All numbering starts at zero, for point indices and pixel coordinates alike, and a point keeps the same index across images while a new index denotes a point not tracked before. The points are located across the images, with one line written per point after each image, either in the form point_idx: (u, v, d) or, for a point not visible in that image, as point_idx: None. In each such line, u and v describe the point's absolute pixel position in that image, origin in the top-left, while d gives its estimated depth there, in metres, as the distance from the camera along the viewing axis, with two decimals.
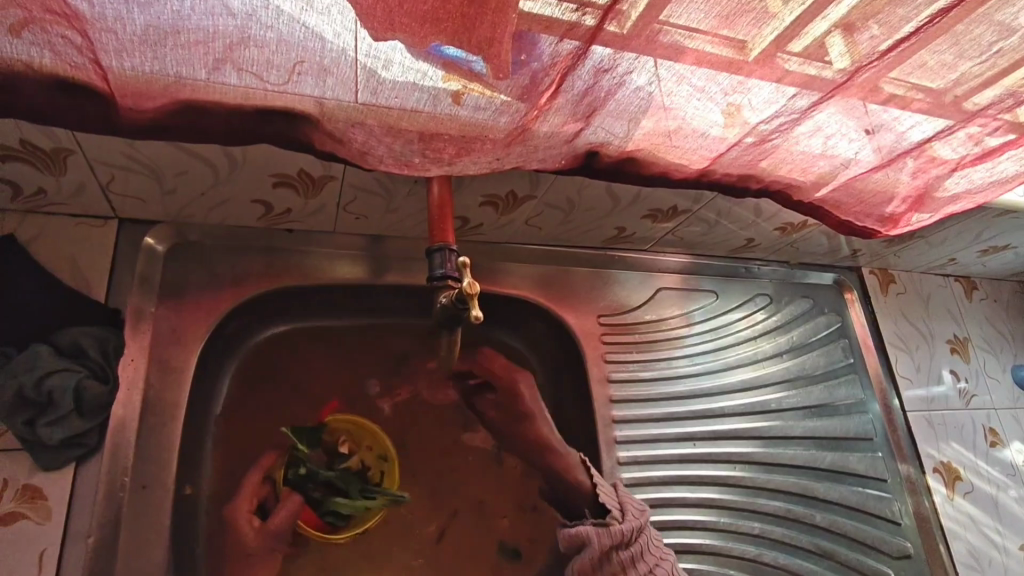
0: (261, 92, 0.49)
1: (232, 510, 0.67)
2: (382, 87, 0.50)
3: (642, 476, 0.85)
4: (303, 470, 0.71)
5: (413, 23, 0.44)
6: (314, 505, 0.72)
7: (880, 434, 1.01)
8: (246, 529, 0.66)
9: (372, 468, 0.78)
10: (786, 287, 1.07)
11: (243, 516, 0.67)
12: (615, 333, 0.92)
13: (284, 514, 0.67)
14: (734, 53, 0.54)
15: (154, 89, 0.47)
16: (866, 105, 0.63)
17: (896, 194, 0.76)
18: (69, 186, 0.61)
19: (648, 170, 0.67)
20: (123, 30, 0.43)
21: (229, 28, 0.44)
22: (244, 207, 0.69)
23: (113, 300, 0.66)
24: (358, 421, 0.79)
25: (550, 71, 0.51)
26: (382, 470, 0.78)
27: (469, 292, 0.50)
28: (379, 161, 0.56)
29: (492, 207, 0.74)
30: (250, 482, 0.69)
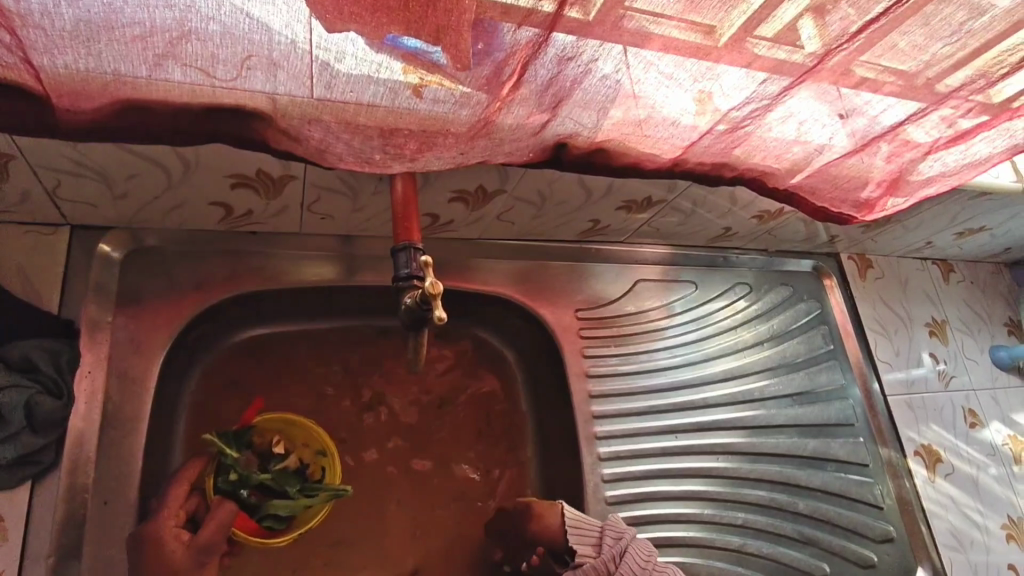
0: (208, 89, 0.47)
1: (155, 527, 0.58)
2: (336, 81, 0.48)
3: (624, 470, 0.84)
4: (233, 475, 0.65)
5: (365, 13, 0.42)
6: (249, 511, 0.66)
7: (861, 419, 1.01)
8: (173, 545, 0.58)
9: (311, 465, 0.73)
10: (765, 275, 1.06)
11: (168, 532, 0.59)
12: (593, 327, 0.91)
13: (214, 526, 0.60)
14: (702, 38, 0.52)
15: (92, 88, 0.44)
16: (839, 89, 0.62)
17: (871, 178, 0.75)
18: (12, 192, 0.58)
19: (621, 160, 0.65)
20: (51, 26, 0.40)
21: (167, 22, 0.42)
22: (203, 210, 0.66)
23: (67, 310, 0.63)
24: (290, 418, 0.74)
25: (511, 61, 0.49)
26: (322, 466, 0.73)
27: (432, 292, 0.48)
28: (339, 158, 0.54)
29: (462, 203, 0.72)
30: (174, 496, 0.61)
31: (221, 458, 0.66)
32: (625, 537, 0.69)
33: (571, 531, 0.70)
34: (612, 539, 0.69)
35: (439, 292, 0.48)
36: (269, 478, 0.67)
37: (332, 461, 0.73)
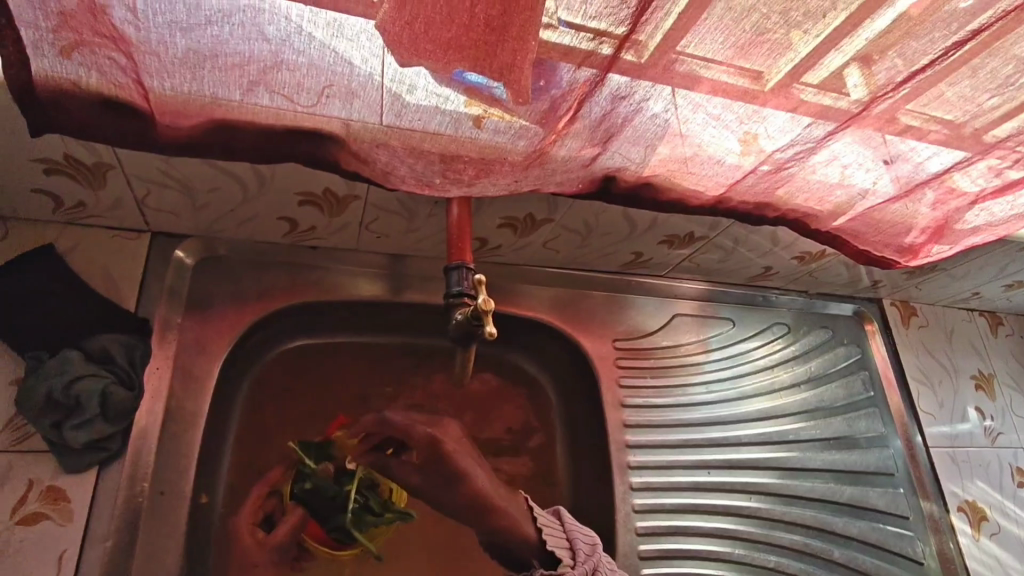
0: (291, 113, 0.52)
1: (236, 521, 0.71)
2: (406, 110, 0.52)
3: (655, 502, 0.84)
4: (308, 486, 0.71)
5: (437, 50, 0.45)
6: (319, 520, 0.71)
7: (902, 470, 0.99)
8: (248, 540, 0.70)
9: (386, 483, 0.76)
10: (805, 317, 1.06)
11: (246, 529, 0.70)
12: (630, 358, 0.92)
13: (285, 528, 0.70)
14: (749, 83, 0.55)
15: (191, 108, 0.49)
16: (883, 136, 0.63)
17: (916, 224, 0.76)
18: (106, 199, 0.64)
19: (666, 195, 0.68)
20: (165, 52, 0.45)
21: (263, 53, 0.47)
22: (271, 223, 0.72)
23: (142, 309, 0.68)
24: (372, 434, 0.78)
25: (569, 97, 0.52)
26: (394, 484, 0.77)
27: (484, 308, 0.50)
28: (401, 180, 0.58)
29: (510, 229, 0.76)
30: (255, 494, 0.72)
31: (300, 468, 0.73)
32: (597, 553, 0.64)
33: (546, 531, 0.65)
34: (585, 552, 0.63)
35: (491, 309, 0.50)
36: (344, 493, 0.72)
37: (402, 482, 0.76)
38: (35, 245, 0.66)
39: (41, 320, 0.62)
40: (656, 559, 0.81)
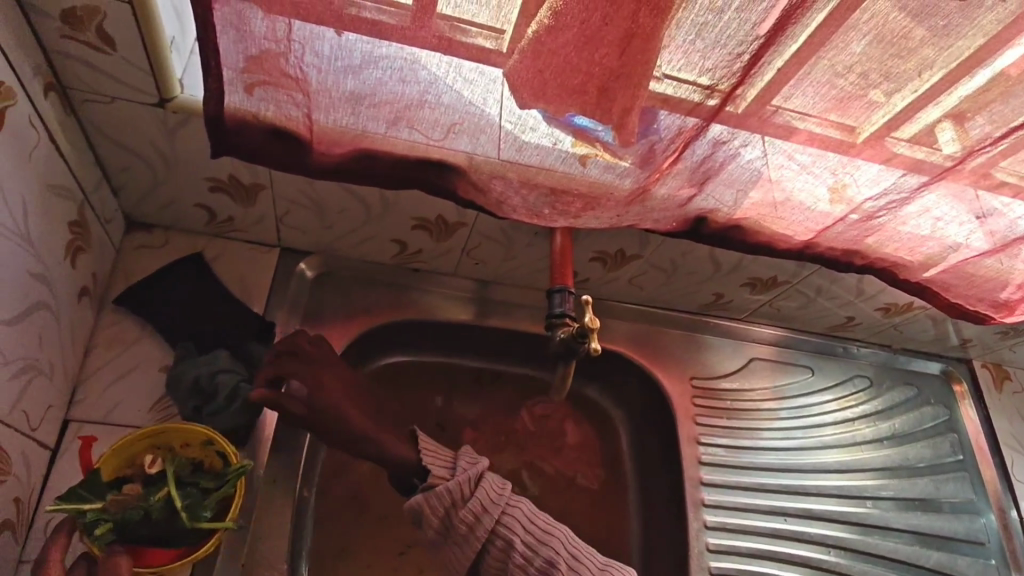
0: (424, 145, 0.59)
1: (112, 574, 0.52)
2: (526, 147, 0.59)
3: (729, 544, 0.84)
4: (106, 523, 0.50)
5: (560, 96, 0.52)
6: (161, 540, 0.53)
7: (993, 539, 0.94)
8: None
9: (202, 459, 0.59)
10: (888, 372, 1.05)
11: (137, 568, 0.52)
12: (706, 398, 0.94)
13: None
14: (843, 135, 0.58)
15: (344, 138, 0.58)
16: (977, 190, 0.65)
17: (1011, 280, 0.76)
18: (252, 215, 0.73)
19: (755, 238, 0.72)
20: (333, 92, 0.54)
21: (412, 94, 0.54)
22: (384, 245, 0.80)
23: (269, 313, 0.77)
24: (130, 438, 0.57)
25: (675, 141, 0.57)
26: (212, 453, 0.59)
27: (589, 326, 0.56)
28: (513, 210, 0.65)
29: (600, 263, 0.81)
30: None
31: (81, 518, 0.50)
32: (478, 466, 0.65)
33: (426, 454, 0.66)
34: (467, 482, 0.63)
35: (595, 327, 0.56)
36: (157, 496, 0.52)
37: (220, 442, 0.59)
38: (188, 252, 0.76)
39: (191, 314, 0.71)
40: None
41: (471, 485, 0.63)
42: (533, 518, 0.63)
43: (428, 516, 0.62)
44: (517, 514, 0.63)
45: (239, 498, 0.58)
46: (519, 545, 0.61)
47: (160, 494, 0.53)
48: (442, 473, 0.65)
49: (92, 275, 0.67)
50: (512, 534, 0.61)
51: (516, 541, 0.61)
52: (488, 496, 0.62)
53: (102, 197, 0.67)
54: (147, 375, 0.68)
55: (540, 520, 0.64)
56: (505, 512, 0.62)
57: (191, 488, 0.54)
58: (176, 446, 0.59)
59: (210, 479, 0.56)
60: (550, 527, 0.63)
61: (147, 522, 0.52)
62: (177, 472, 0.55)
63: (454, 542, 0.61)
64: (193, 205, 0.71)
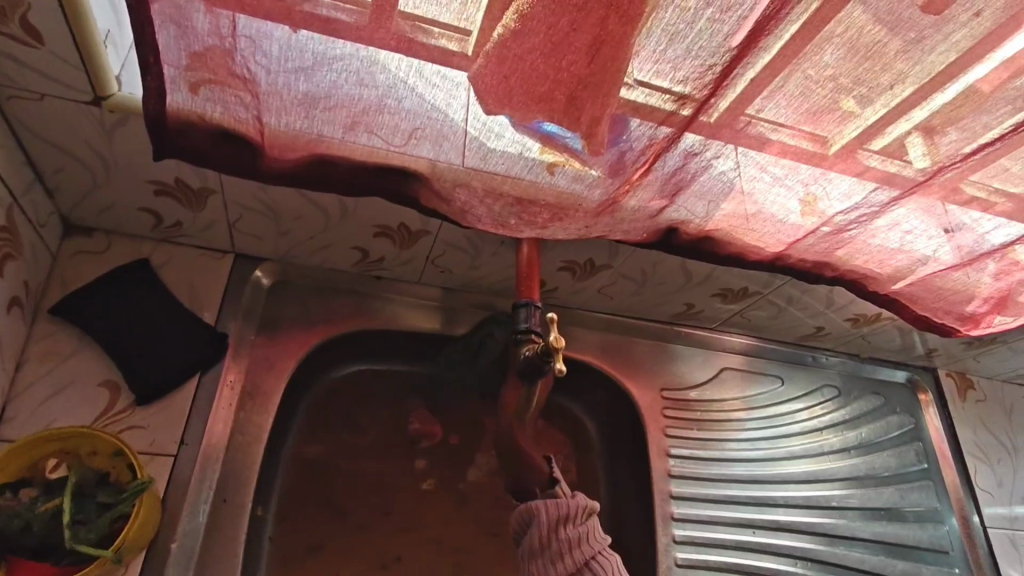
0: (384, 151, 0.56)
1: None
2: (491, 155, 0.56)
3: (698, 558, 0.83)
4: None
5: (526, 103, 0.50)
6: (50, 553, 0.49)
7: (956, 548, 0.95)
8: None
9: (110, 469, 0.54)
10: (855, 381, 1.05)
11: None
12: (676, 409, 0.93)
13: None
14: (813, 146, 0.57)
15: (298, 143, 0.54)
16: (946, 205, 0.65)
17: (978, 294, 0.76)
18: (202, 220, 0.69)
19: (726, 249, 0.70)
20: (286, 94, 0.51)
21: (370, 97, 0.51)
22: (345, 252, 0.76)
23: (220, 324, 0.73)
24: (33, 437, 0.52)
25: (646, 152, 0.55)
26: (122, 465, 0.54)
27: (554, 345, 0.52)
28: (478, 219, 0.62)
29: (570, 273, 0.79)
30: None
31: None
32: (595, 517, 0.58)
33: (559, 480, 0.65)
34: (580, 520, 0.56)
35: (561, 347, 0.52)
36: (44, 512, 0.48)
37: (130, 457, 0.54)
38: (133, 258, 0.71)
39: (135, 326, 0.67)
40: None
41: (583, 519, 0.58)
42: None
43: (537, 518, 0.58)
44: (612, 560, 0.56)
45: (140, 518, 0.53)
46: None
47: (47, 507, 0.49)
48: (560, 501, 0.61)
49: (24, 284, 0.62)
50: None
51: None
52: (591, 536, 0.57)
53: (35, 199, 0.62)
54: (84, 392, 0.64)
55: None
56: (603, 561, 0.55)
57: (86, 504, 0.50)
58: (84, 455, 0.53)
59: (110, 493, 0.51)
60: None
61: (31, 534, 0.48)
62: (76, 483, 0.50)
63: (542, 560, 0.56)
64: (137, 209, 0.67)
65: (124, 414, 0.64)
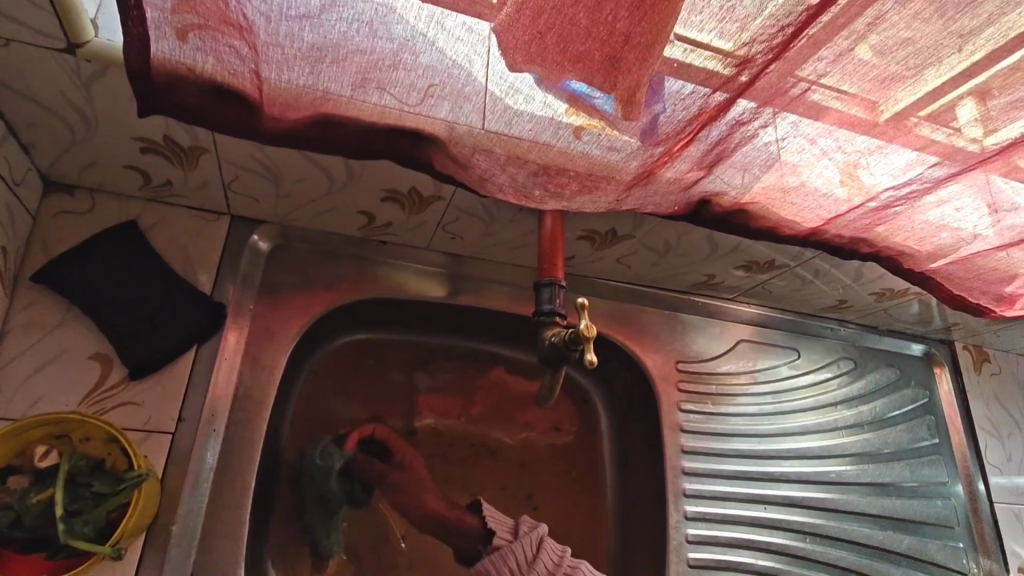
0: (398, 112, 0.50)
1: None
2: (518, 119, 0.50)
3: (708, 533, 0.82)
4: None
5: (562, 62, 0.44)
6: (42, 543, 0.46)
7: (963, 522, 0.95)
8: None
9: (106, 455, 0.50)
10: (871, 354, 1.02)
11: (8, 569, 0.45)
12: (690, 381, 0.90)
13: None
14: (862, 111, 0.51)
15: (301, 101, 0.48)
16: (1003, 183, 0.60)
17: (1019, 274, 0.73)
18: (194, 180, 0.63)
19: (759, 223, 0.66)
20: (289, 45, 0.44)
21: (385, 51, 0.45)
22: (350, 217, 0.71)
23: (217, 292, 0.68)
24: (21, 423, 0.48)
25: (693, 122, 0.50)
26: (117, 450, 0.50)
27: (585, 334, 0.48)
28: (498, 189, 0.57)
29: (588, 242, 0.74)
30: None
31: None
32: (539, 526, 0.68)
33: (488, 519, 0.71)
34: (527, 526, 0.69)
35: (592, 336, 0.48)
36: (37, 504, 0.46)
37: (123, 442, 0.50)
38: (120, 219, 0.66)
39: (125, 294, 0.62)
40: None
41: (532, 548, 0.65)
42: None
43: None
44: None
45: (137, 511, 0.49)
46: None
47: (40, 498, 0.46)
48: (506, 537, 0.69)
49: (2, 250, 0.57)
50: None
51: None
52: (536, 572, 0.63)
53: (9, 155, 0.57)
54: (73, 365, 0.60)
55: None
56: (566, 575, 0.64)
57: (80, 493, 0.47)
58: (77, 440, 0.50)
59: (106, 483, 0.48)
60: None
61: (23, 527, 0.45)
62: (68, 472, 0.47)
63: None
64: (122, 167, 0.61)
65: (117, 389, 0.60)
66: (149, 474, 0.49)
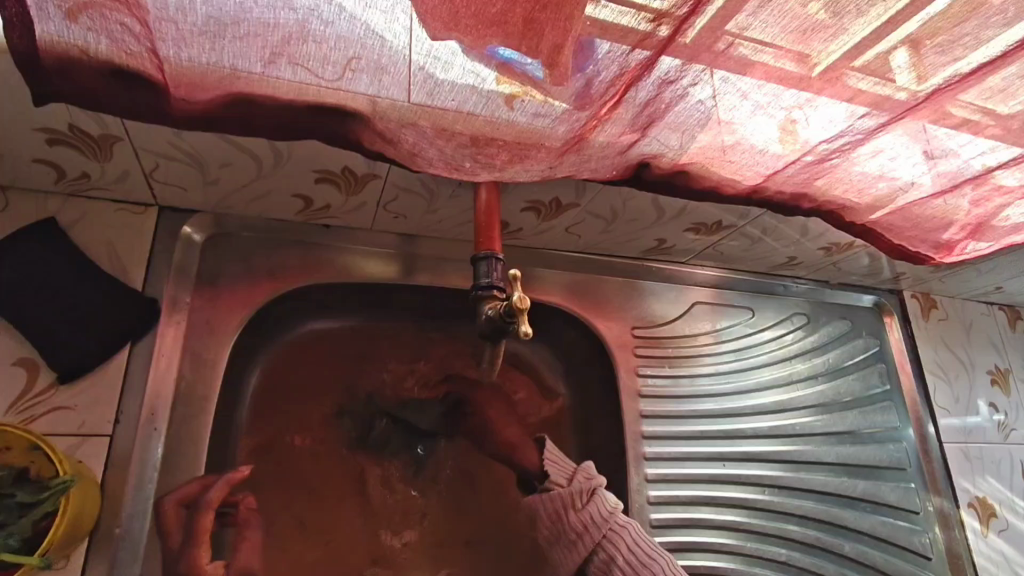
0: (315, 88, 0.48)
1: None
2: (439, 89, 0.48)
3: (668, 494, 0.83)
4: None
5: (478, 26, 0.42)
6: None
7: (914, 463, 0.98)
8: None
9: (29, 462, 0.48)
10: (823, 307, 1.04)
11: None
12: (647, 346, 0.90)
13: None
14: (792, 64, 0.50)
15: (208, 80, 0.46)
16: (933, 131, 0.60)
17: (954, 221, 0.74)
18: (112, 171, 0.60)
19: (700, 184, 0.65)
20: (184, 20, 0.42)
21: (289, 22, 0.42)
22: (285, 201, 0.69)
23: (149, 287, 0.65)
24: None
25: (617, 82, 0.48)
26: (41, 458, 0.49)
27: (519, 306, 0.47)
28: (429, 163, 0.56)
29: (533, 213, 0.73)
30: None
31: None
32: (596, 477, 0.65)
33: (548, 463, 0.69)
34: (583, 476, 0.66)
35: (526, 307, 0.47)
36: None
37: (47, 448, 0.49)
38: (37, 217, 0.63)
39: (48, 295, 0.60)
40: (671, 551, 0.81)
41: (587, 496, 0.63)
42: (639, 539, 0.61)
43: (541, 513, 0.64)
44: (625, 533, 0.61)
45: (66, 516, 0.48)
46: (619, 563, 0.59)
47: None
48: (560, 480, 0.67)
49: None
50: (614, 550, 0.60)
51: (618, 557, 0.59)
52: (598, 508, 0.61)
53: None
54: None
55: (643, 544, 0.60)
56: (611, 529, 0.61)
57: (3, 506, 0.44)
58: None
59: (29, 493, 0.46)
60: (653, 551, 0.60)
61: None
62: None
63: (559, 544, 0.63)
64: (30, 161, 0.58)
65: (47, 395, 0.58)
66: (75, 480, 0.48)
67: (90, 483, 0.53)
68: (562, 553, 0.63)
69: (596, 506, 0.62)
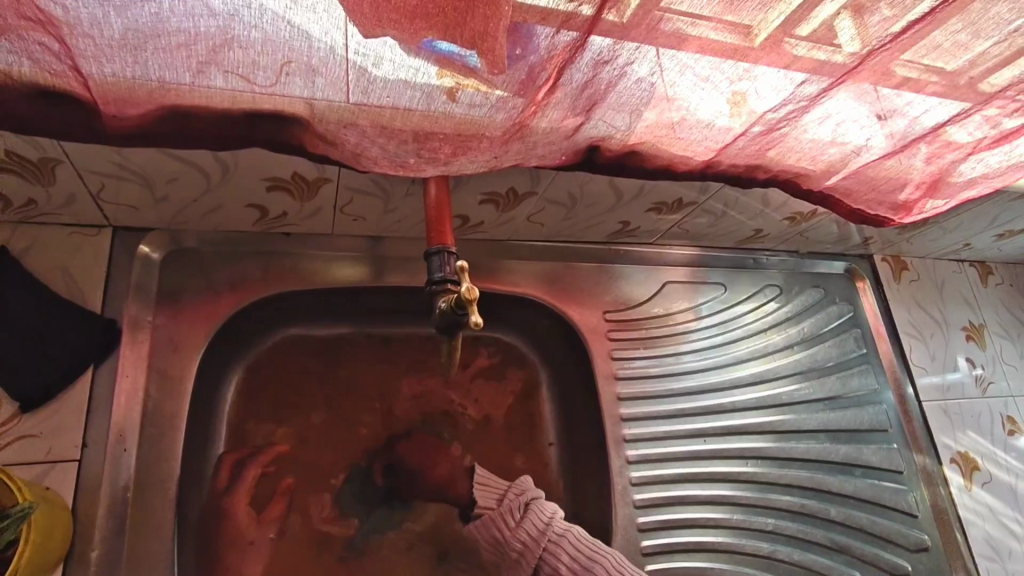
0: (249, 94, 0.47)
1: None
2: (374, 86, 0.48)
3: (651, 474, 0.84)
4: None
5: (403, 19, 0.42)
6: None
7: (895, 424, 0.99)
8: None
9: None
10: (796, 277, 1.05)
11: None
12: (621, 330, 0.91)
13: None
14: (724, 33, 0.50)
15: (137, 95, 0.45)
16: (879, 90, 0.60)
17: (909, 180, 0.74)
18: (58, 194, 0.60)
19: (653, 162, 0.65)
20: (101, 34, 0.41)
21: (211, 30, 0.42)
22: (240, 212, 0.68)
23: (109, 309, 0.65)
24: None
25: (548, 65, 0.48)
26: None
27: (468, 297, 0.48)
28: (374, 161, 0.55)
29: (492, 205, 0.73)
30: None
31: None
32: (528, 492, 0.71)
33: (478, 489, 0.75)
34: (514, 495, 0.71)
35: (475, 298, 0.48)
36: None
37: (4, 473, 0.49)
38: None
39: (4, 324, 0.59)
40: (654, 530, 0.81)
41: (518, 514, 0.68)
42: (580, 543, 0.64)
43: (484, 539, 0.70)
44: (564, 541, 0.64)
45: (31, 542, 0.48)
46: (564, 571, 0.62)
47: None
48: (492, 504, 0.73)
49: None
50: (557, 560, 0.63)
51: (561, 566, 0.62)
52: (534, 523, 0.66)
53: None
54: None
55: (585, 550, 0.64)
56: (550, 540, 0.65)
57: None
58: None
59: None
60: (595, 552, 0.64)
61: None
62: None
63: (508, 566, 0.67)
64: None
65: (10, 425, 0.57)
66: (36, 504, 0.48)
67: (56, 510, 0.53)
68: (509, 569, 0.67)
69: (531, 522, 0.66)
